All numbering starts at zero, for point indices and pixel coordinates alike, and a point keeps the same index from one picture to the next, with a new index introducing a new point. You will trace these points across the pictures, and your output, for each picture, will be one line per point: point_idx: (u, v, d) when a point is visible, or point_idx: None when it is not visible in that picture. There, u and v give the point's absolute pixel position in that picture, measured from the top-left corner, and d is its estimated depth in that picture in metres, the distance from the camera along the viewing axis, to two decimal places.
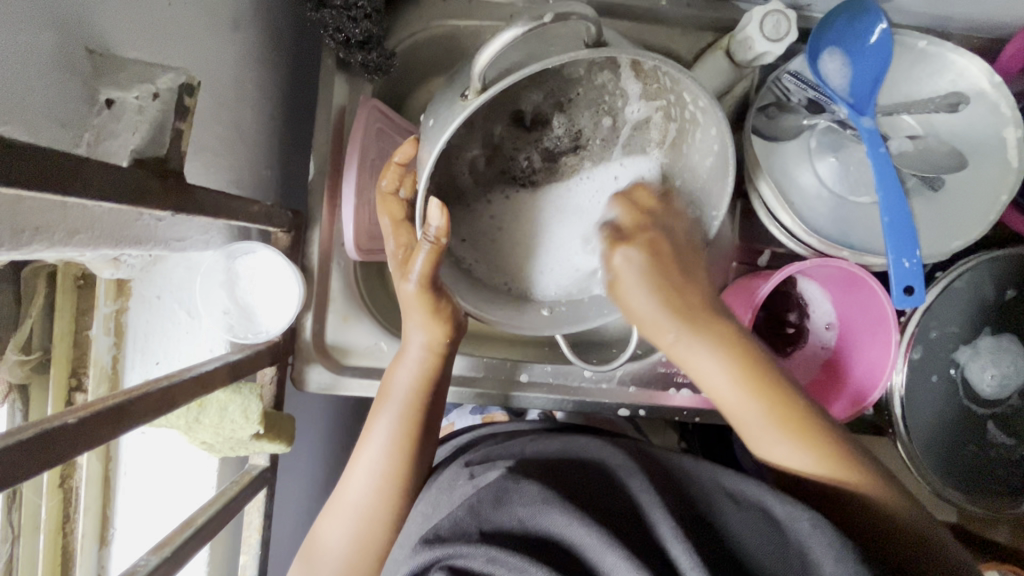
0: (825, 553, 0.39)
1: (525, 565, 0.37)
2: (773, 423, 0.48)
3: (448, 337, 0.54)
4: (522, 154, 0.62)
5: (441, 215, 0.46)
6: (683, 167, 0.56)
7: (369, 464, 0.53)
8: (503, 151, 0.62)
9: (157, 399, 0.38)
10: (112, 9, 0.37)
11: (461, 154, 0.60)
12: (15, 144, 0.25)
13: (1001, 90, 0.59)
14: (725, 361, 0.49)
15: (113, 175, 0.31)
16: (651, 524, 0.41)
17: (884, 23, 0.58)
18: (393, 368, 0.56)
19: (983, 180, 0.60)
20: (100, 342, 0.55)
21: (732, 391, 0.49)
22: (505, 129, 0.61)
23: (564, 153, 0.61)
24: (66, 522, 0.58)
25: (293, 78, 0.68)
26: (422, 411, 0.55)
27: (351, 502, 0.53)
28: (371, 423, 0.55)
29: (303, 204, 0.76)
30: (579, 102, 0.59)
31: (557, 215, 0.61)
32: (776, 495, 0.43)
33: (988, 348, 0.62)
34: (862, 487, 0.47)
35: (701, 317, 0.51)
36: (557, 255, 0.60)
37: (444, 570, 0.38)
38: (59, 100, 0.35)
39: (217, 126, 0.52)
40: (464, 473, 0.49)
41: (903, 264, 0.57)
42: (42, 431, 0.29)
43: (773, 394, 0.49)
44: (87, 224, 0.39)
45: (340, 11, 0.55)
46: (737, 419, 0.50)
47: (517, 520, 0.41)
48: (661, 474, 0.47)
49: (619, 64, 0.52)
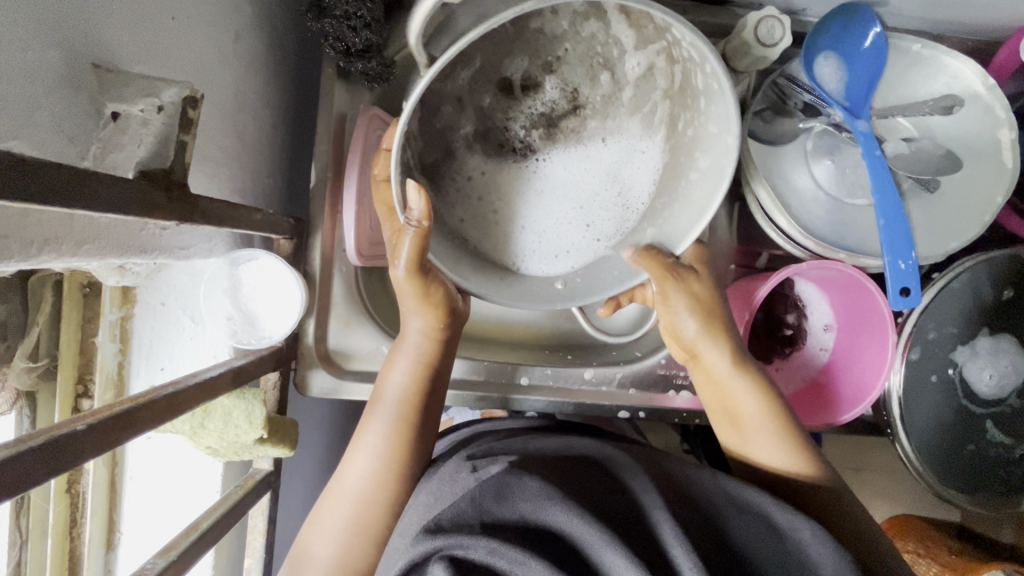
0: (824, 555, 0.41)
1: (525, 558, 0.37)
2: (775, 432, 0.55)
3: (443, 323, 0.56)
4: (515, 123, 0.59)
5: (423, 197, 0.44)
6: (685, 118, 0.51)
7: (370, 446, 0.54)
8: (495, 125, 0.58)
9: (163, 405, 0.39)
10: (118, 25, 0.38)
11: (453, 131, 0.56)
12: (24, 162, 0.26)
13: (995, 92, 0.60)
14: (744, 376, 0.56)
15: (120, 187, 0.32)
16: (652, 523, 0.41)
17: (878, 27, 0.59)
18: (393, 357, 0.57)
19: (978, 181, 0.60)
20: (106, 349, 0.56)
21: (747, 400, 0.55)
22: (493, 99, 0.57)
23: (563, 116, 0.58)
24: (73, 526, 0.58)
25: (294, 87, 0.69)
26: (422, 396, 0.56)
27: (351, 485, 0.54)
28: (371, 410, 0.56)
29: (304, 210, 0.77)
30: (569, 59, 0.55)
31: (543, 199, 0.58)
32: (780, 507, 0.44)
33: (986, 348, 0.63)
34: (828, 478, 0.53)
35: (731, 332, 0.57)
36: (573, 226, 0.57)
37: (444, 560, 0.38)
38: (66, 115, 0.36)
39: (220, 135, 0.53)
40: (466, 466, 0.49)
41: (899, 266, 0.57)
42: (52, 438, 0.30)
43: (778, 409, 0.55)
44: (94, 234, 0.40)
45: (340, 20, 0.55)
46: (745, 421, 0.56)
47: (518, 514, 0.41)
48: (662, 473, 0.48)
49: (605, 12, 0.47)
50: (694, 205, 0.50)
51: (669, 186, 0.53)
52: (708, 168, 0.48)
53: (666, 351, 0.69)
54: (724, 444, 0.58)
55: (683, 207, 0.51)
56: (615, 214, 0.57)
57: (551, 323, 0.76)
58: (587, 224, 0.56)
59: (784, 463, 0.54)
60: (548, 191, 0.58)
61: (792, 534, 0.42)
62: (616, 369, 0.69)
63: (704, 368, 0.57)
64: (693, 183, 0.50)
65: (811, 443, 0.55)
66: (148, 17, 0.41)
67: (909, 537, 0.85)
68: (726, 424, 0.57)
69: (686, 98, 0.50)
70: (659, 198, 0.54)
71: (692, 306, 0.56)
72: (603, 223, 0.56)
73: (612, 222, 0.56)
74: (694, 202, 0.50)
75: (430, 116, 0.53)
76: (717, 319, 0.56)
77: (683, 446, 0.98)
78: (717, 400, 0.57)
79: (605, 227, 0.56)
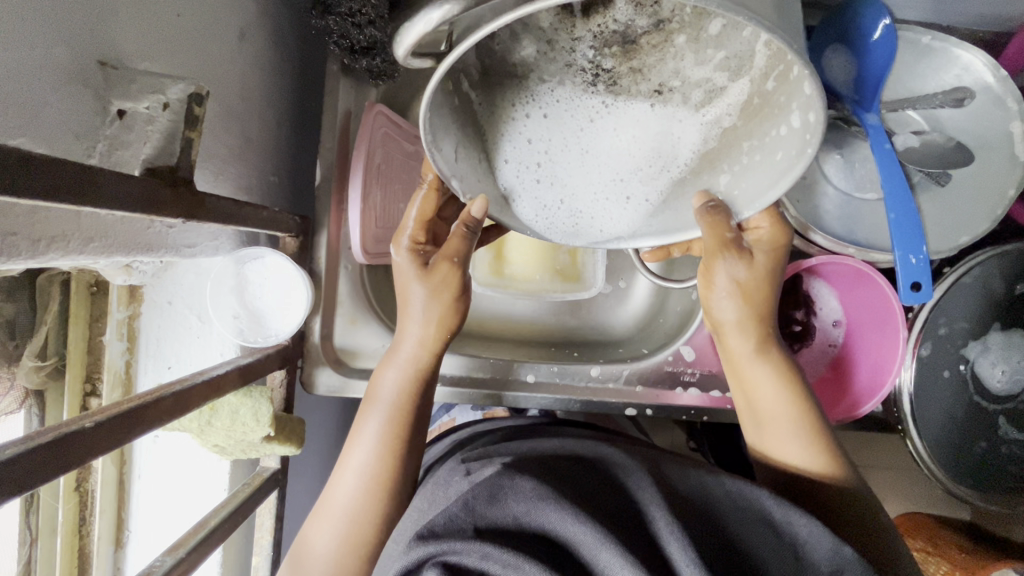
0: (822, 553, 0.40)
1: (519, 562, 0.37)
2: (799, 429, 0.54)
3: (443, 335, 0.57)
4: (581, 46, 0.46)
5: (483, 210, 0.47)
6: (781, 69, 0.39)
7: (359, 459, 0.54)
8: (558, 47, 0.46)
9: (171, 403, 0.39)
10: (123, 21, 0.38)
11: (511, 53, 0.46)
12: (33, 159, 0.26)
13: (1006, 83, 0.59)
14: (773, 370, 0.56)
15: (126, 183, 0.32)
16: (648, 523, 0.41)
17: (887, 18, 0.58)
18: (383, 368, 0.58)
19: (991, 173, 0.59)
20: (113, 348, 0.56)
21: (775, 394, 0.55)
22: (554, 18, 0.44)
23: (641, 32, 0.45)
24: (82, 524, 0.59)
25: (299, 86, 0.69)
26: (411, 407, 0.56)
27: (341, 503, 0.53)
28: (360, 425, 0.56)
29: (309, 209, 0.77)
30: None
31: (584, 151, 0.51)
32: (777, 501, 0.44)
33: (998, 343, 0.62)
34: (841, 477, 0.52)
35: (767, 324, 0.56)
36: (630, 174, 0.51)
37: (438, 566, 0.37)
38: (72, 112, 0.35)
39: (225, 134, 0.53)
40: (459, 470, 0.48)
41: (910, 260, 0.57)
42: (61, 435, 0.30)
43: (804, 406, 0.55)
44: (100, 232, 0.40)
45: (345, 18, 0.55)
46: (765, 413, 0.56)
47: (512, 516, 0.41)
48: (658, 470, 0.47)
49: None
50: (774, 177, 0.43)
51: (756, 138, 0.44)
52: (799, 133, 0.39)
53: (673, 348, 0.69)
54: (745, 432, 0.59)
55: (764, 166, 0.44)
56: (659, 166, 0.51)
57: (555, 320, 0.77)
58: (625, 179, 0.51)
59: (805, 461, 0.53)
60: (593, 133, 0.50)
61: (788, 528, 0.42)
62: (624, 366, 0.69)
63: (731, 356, 0.58)
64: (781, 150, 0.42)
65: (834, 442, 0.55)
66: (154, 15, 0.41)
67: (919, 536, 0.84)
68: (747, 413, 0.58)
69: (784, 62, 0.38)
70: (742, 142, 0.46)
71: (732, 292, 0.55)
72: (645, 176, 0.51)
73: (653, 175, 0.51)
74: (774, 172, 0.43)
75: (485, 51, 0.44)
76: (754, 311, 0.55)
77: (691, 444, 0.98)
78: (741, 388, 0.58)
79: (645, 180, 0.51)
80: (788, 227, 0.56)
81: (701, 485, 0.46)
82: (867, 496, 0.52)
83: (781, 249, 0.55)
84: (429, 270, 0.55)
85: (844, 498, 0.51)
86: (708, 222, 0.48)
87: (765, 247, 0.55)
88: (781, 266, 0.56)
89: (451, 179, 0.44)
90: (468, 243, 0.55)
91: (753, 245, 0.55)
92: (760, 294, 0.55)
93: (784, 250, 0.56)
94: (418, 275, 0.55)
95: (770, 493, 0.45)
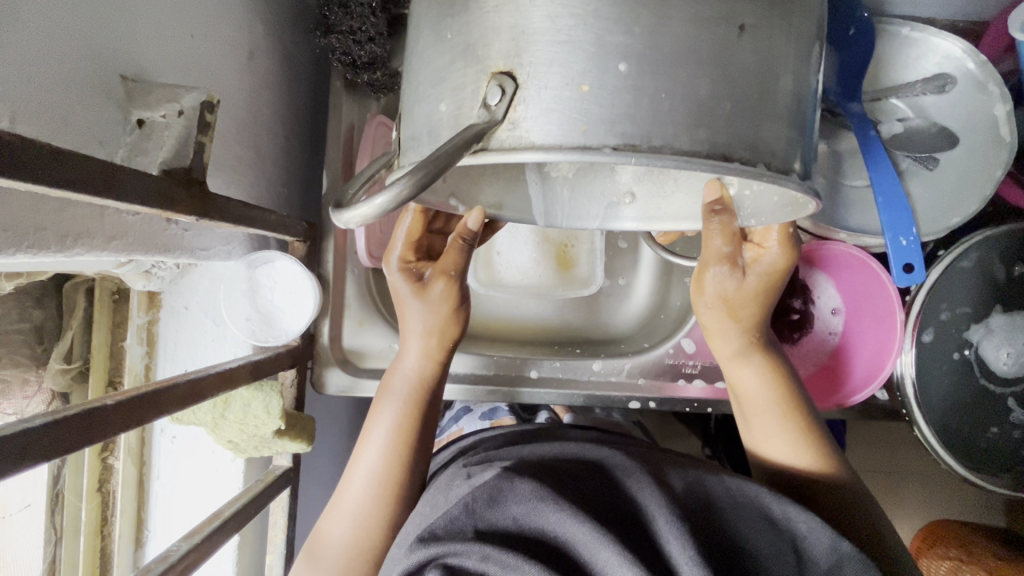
0: (819, 545, 0.41)
1: (517, 562, 0.37)
2: (788, 432, 0.55)
3: (447, 343, 0.59)
4: None
5: (480, 220, 0.53)
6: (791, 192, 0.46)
7: (365, 469, 0.56)
8: None
9: (185, 389, 0.41)
10: (142, 38, 0.42)
11: None
12: (63, 152, 0.29)
13: (986, 68, 0.60)
14: (762, 377, 0.56)
15: (144, 180, 0.35)
16: (647, 517, 0.42)
17: (863, 12, 0.61)
18: (392, 369, 0.60)
19: (979, 156, 0.60)
20: (134, 351, 0.59)
21: (762, 399, 0.56)
22: None
23: None
24: (104, 524, 0.61)
25: (308, 102, 0.73)
26: (422, 407, 0.58)
27: (350, 510, 0.55)
28: (370, 426, 0.58)
29: (318, 219, 0.81)
30: None
31: None
32: (776, 498, 0.44)
33: (1001, 325, 0.61)
34: (832, 477, 0.52)
35: (756, 336, 0.56)
36: None
37: (439, 567, 0.38)
38: (98, 120, 0.39)
39: (235, 144, 0.56)
40: (460, 474, 0.50)
41: (901, 242, 0.58)
42: (83, 410, 0.32)
43: (794, 412, 0.55)
44: (122, 232, 0.43)
45: (347, 35, 0.60)
46: (753, 416, 0.57)
47: (512, 519, 0.41)
48: (659, 471, 0.47)
49: None
50: (780, 193, 0.48)
51: None
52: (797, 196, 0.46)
53: (674, 340, 0.70)
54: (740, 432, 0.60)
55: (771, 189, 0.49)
56: None
57: (559, 320, 0.78)
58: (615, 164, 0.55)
59: (795, 462, 0.54)
60: None
61: (788, 523, 0.43)
62: (625, 359, 0.70)
63: (718, 357, 0.59)
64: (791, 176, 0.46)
65: (827, 442, 0.55)
66: (169, 35, 0.44)
67: (951, 543, 0.83)
68: (738, 412, 0.59)
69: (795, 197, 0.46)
70: None
71: (717, 303, 0.55)
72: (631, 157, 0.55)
73: None
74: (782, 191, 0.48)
75: None
76: (740, 325, 0.55)
77: (708, 450, 0.97)
78: (731, 390, 0.59)
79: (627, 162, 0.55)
80: (796, 253, 0.53)
81: (699, 481, 0.46)
82: (866, 495, 0.52)
83: (781, 271, 0.53)
84: (424, 287, 0.57)
85: (841, 497, 0.51)
86: (713, 224, 0.49)
87: (761, 270, 0.53)
88: (775, 286, 0.55)
89: (450, 198, 0.53)
90: (463, 257, 0.56)
91: (750, 264, 0.54)
92: (747, 312, 0.55)
93: (784, 272, 0.54)
94: (413, 291, 0.57)
95: (768, 489, 0.45)
